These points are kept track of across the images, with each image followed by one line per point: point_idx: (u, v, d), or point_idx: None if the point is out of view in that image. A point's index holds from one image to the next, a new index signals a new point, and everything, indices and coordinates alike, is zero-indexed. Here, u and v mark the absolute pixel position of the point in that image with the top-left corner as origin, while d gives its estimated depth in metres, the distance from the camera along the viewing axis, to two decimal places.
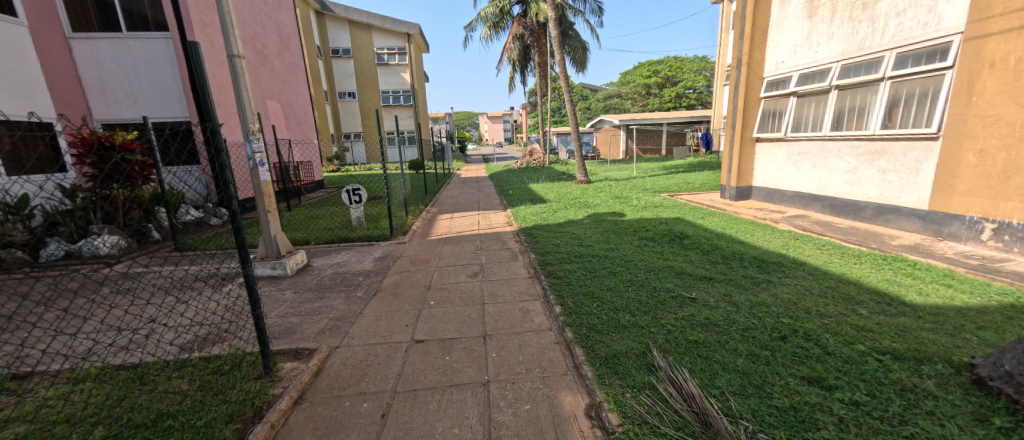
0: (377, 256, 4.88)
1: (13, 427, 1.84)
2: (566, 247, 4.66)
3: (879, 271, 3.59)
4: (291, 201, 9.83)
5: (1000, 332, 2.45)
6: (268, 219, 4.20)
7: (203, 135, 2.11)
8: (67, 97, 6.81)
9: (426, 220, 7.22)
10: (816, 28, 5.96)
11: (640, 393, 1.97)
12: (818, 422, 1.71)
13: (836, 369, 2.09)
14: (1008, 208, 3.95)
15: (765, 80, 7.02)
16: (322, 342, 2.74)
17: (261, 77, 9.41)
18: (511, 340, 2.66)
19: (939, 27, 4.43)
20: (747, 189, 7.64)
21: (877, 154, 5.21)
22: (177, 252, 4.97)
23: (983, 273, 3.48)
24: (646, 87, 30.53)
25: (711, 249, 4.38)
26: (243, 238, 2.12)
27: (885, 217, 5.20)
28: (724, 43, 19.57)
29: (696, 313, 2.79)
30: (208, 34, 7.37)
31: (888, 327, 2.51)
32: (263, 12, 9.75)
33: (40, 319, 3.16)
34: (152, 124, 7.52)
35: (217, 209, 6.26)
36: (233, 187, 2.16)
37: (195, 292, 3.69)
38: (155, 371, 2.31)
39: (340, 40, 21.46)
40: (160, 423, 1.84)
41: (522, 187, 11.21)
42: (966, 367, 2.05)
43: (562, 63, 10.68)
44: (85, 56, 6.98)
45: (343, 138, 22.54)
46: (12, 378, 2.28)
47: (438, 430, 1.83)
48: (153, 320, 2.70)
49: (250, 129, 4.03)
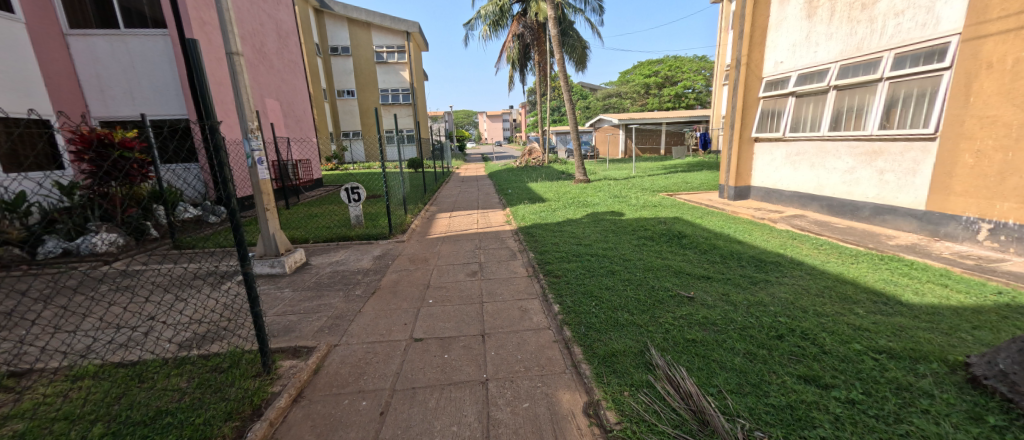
0: (375, 255, 4.88)
1: (13, 423, 1.84)
2: (565, 246, 4.67)
3: (875, 271, 3.61)
4: (289, 199, 9.79)
5: (995, 331, 2.47)
6: (267, 217, 4.19)
7: (202, 132, 2.10)
8: (65, 94, 6.77)
9: (426, 219, 7.21)
10: (814, 28, 5.97)
11: (638, 391, 1.98)
12: (815, 421, 1.72)
13: (832, 367, 2.11)
14: (1004, 208, 3.97)
15: (764, 81, 7.04)
16: (321, 340, 2.74)
17: (260, 75, 9.39)
18: (510, 338, 2.67)
19: (937, 28, 4.45)
20: (745, 189, 7.66)
21: (875, 154, 5.23)
22: (175, 250, 4.97)
23: (979, 273, 3.50)
24: (646, 87, 30.53)
25: (710, 249, 4.39)
26: (242, 237, 2.12)
27: (883, 217, 5.22)
28: (723, 43, 19.61)
29: (694, 312, 2.81)
30: (206, 31, 7.35)
31: (885, 326, 2.53)
32: (262, 9, 9.71)
33: (39, 317, 3.16)
34: (151, 122, 7.49)
35: (216, 207, 6.25)
36: (232, 185, 2.17)
37: (194, 290, 3.70)
38: (154, 369, 2.32)
39: (339, 38, 21.43)
40: (159, 421, 1.84)
41: (521, 186, 11.23)
42: (962, 366, 2.06)
43: (562, 62, 10.66)
44: (82, 53, 6.93)
45: (342, 137, 22.53)
46: (11, 376, 2.28)
47: (438, 428, 1.84)
48: (152, 318, 2.70)
49: (249, 127, 4.02)
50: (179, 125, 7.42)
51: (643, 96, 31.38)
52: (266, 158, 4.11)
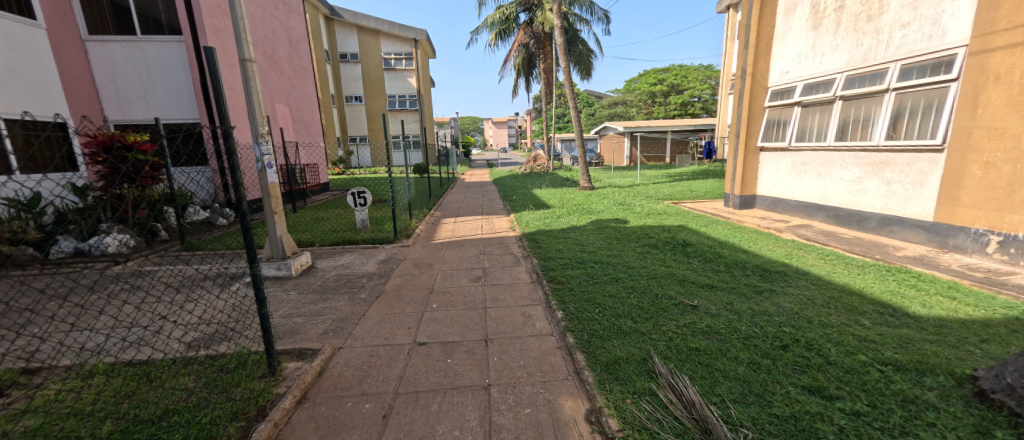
0: (380, 259, 4.91)
1: (25, 420, 1.88)
2: (568, 253, 4.67)
3: (882, 282, 3.58)
4: (296, 203, 10.00)
5: (1004, 345, 2.44)
6: (275, 220, 4.26)
7: (215, 137, 2.14)
8: (79, 98, 6.91)
9: (430, 224, 7.26)
10: (820, 39, 6.00)
11: (640, 399, 1.98)
12: (819, 432, 1.71)
13: (837, 379, 2.10)
14: (1013, 220, 3.93)
15: (769, 90, 7.04)
16: (325, 342, 2.78)
17: (271, 80, 9.56)
18: (513, 344, 2.68)
19: (944, 40, 4.45)
20: (751, 198, 7.59)
21: (881, 165, 5.21)
22: (186, 252, 5.05)
23: (988, 286, 3.45)
24: (651, 95, 30.88)
25: (713, 258, 4.37)
26: (252, 238, 2.15)
27: (890, 228, 5.19)
28: (729, 51, 19.71)
29: (698, 321, 2.80)
30: (220, 38, 7.53)
31: (891, 339, 2.51)
32: (274, 17, 9.93)
33: (54, 314, 3.25)
34: (164, 126, 7.63)
35: (225, 209, 6.36)
36: (243, 189, 2.19)
37: (202, 291, 3.76)
38: (162, 369, 2.35)
39: (348, 45, 21.82)
40: (165, 420, 1.87)
41: (525, 192, 11.24)
42: (969, 379, 2.04)
43: (566, 70, 10.69)
44: (99, 58, 7.10)
45: (348, 141, 22.80)
46: (23, 373, 2.34)
47: (439, 432, 1.86)
48: (162, 317, 2.76)
49: (260, 132, 4.11)
50: (191, 130, 7.57)
51: (648, 105, 31.54)
52: (274, 161, 4.17)
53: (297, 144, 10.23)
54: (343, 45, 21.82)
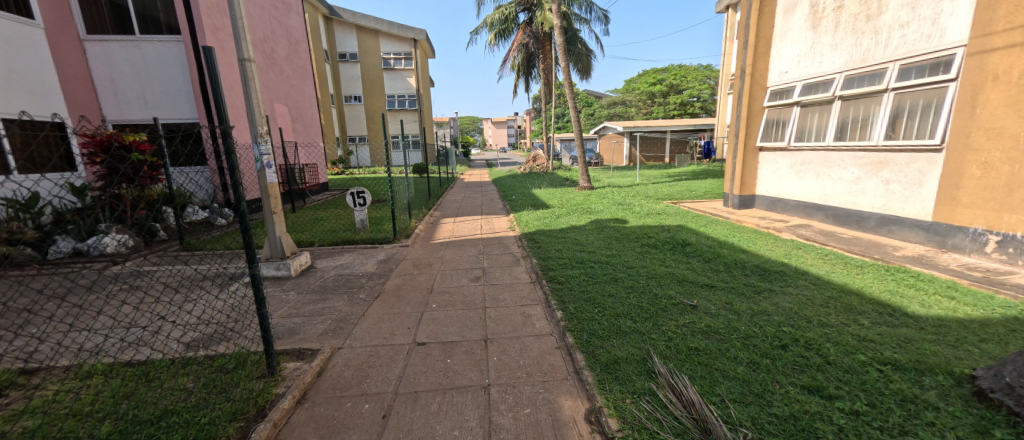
0: (380, 258, 4.91)
1: (24, 421, 1.88)
2: (568, 253, 4.67)
3: (881, 282, 3.58)
4: (296, 203, 9.98)
5: (1002, 344, 2.45)
6: (274, 220, 4.25)
7: (214, 137, 2.14)
8: (78, 97, 6.90)
9: (429, 223, 7.26)
10: (819, 39, 6.00)
11: (640, 399, 1.98)
12: (818, 431, 1.71)
13: (836, 378, 2.10)
14: (1011, 220, 3.94)
15: (768, 90, 7.05)
16: (324, 342, 2.77)
17: (270, 80, 9.54)
18: (512, 344, 2.68)
19: (942, 40, 4.46)
20: (750, 198, 7.60)
21: (880, 165, 5.22)
22: (185, 252, 5.04)
23: (987, 286, 3.45)
24: (651, 95, 30.92)
25: (713, 257, 4.38)
26: (250, 239, 2.15)
27: (889, 228, 5.19)
28: (728, 51, 19.73)
29: (697, 321, 2.80)
30: (219, 37, 7.51)
31: (890, 338, 2.51)
32: (273, 17, 9.91)
33: (52, 314, 3.25)
34: (163, 126, 7.61)
35: (224, 209, 6.35)
36: (242, 189, 2.18)
37: (201, 291, 3.76)
38: (161, 369, 2.35)
39: (347, 44, 21.79)
40: (164, 421, 1.87)
41: (525, 192, 11.24)
42: (968, 379, 2.04)
43: (566, 70, 10.68)
44: (97, 58, 7.08)
45: (348, 141, 22.79)
46: (22, 373, 2.33)
47: (439, 432, 1.85)
48: (161, 317, 2.75)
49: (259, 132, 4.10)
50: (190, 130, 7.56)
51: (647, 105, 31.59)
52: (273, 161, 4.16)
53: (296, 144, 10.21)
54: (342, 45, 21.80)
